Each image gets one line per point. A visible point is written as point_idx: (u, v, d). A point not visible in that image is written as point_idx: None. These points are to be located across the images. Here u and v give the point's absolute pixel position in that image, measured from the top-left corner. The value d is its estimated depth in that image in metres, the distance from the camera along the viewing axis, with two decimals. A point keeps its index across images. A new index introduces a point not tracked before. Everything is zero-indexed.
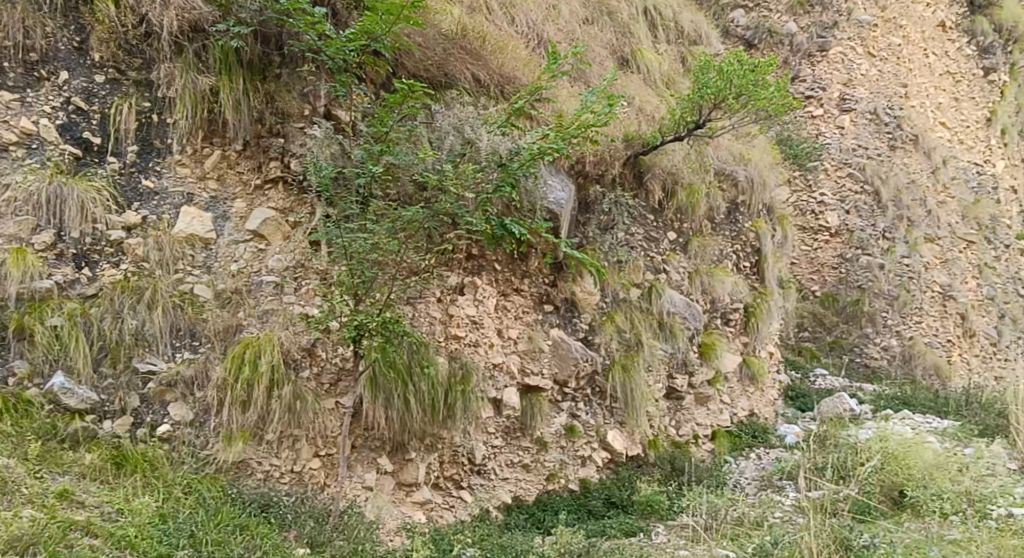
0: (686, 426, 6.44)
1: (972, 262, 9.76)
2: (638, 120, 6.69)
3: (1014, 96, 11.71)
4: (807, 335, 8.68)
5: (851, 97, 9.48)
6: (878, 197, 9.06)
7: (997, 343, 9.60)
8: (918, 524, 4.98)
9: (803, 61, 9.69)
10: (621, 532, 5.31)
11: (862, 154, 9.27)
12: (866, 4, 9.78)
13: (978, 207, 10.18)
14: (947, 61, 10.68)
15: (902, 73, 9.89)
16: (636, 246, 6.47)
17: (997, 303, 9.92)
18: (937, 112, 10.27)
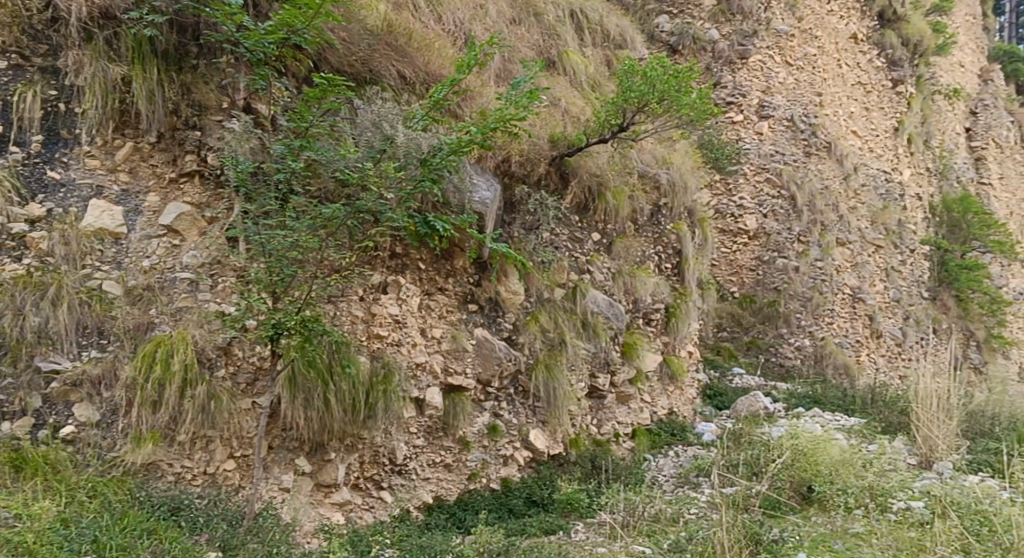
0: (607, 425, 6.53)
1: (881, 265, 10.18)
2: (563, 121, 6.75)
3: (919, 108, 12.28)
4: (726, 335, 8.90)
5: (770, 104, 9.69)
6: (794, 202, 9.33)
7: (902, 343, 10.06)
8: (823, 519, 5.25)
9: (724, 68, 9.76)
10: (540, 530, 5.36)
11: (778, 160, 9.50)
12: (784, 14, 10.06)
13: (886, 212, 10.63)
14: (858, 72, 11.06)
15: (816, 82, 10.25)
16: (560, 246, 6.52)
17: (902, 305, 10.40)
18: (850, 121, 10.68)
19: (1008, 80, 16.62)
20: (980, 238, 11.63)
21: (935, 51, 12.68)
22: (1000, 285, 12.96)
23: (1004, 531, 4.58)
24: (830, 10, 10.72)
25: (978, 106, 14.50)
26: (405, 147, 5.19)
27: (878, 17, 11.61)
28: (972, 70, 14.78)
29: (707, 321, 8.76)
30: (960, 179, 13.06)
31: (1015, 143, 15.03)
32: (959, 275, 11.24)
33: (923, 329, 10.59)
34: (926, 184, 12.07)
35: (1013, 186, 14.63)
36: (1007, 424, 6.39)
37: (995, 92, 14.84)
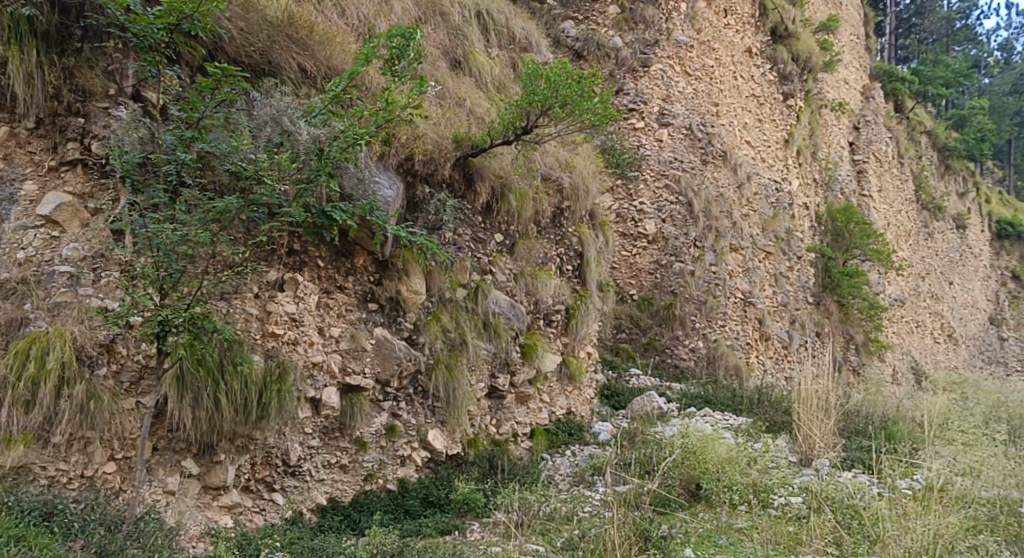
0: (506, 425, 6.57)
1: (770, 271, 10.63)
2: (468, 121, 6.74)
3: (807, 121, 12.90)
4: (625, 337, 9.08)
5: (669, 112, 9.96)
6: (690, 207, 9.61)
7: (789, 346, 10.52)
8: (710, 515, 5.48)
9: (626, 75, 9.98)
10: (436, 531, 5.36)
11: (677, 167, 9.78)
12: (684, 25, 10.40)
13: (775, 220, 11.11)
14: (752, 85, 11.50)
15: (712, 92, 10.61)
16: (463, 246, 6.52)
17: (790, 309, 10.86)
18: (743, 131, 11.09)
19: (887, 98, 17.66)
20: (861, 246, 12.26)
21: (822, 68, 13.37)
22: (878, 291, 13.73)
23: (872, 525, 4.84)
24: (727, 24, 11.17)
25: (861, 122, 15.34)
26: (303, 141, 5.11)
27: (770, 33, 12.15)
28: (855, 87, 15.65)
29: (606, 322, 8.92)
30: (844, 190, 13.77)
31: (893, 158, 15.99)
32: (841, 281, 11.84)
33: (808, 332, 11.09)
34: (813, 194, 12.67)
35: (890, 199, 15.54)
36: (879, 422, 6.76)
37: (876, 109, 15.75)
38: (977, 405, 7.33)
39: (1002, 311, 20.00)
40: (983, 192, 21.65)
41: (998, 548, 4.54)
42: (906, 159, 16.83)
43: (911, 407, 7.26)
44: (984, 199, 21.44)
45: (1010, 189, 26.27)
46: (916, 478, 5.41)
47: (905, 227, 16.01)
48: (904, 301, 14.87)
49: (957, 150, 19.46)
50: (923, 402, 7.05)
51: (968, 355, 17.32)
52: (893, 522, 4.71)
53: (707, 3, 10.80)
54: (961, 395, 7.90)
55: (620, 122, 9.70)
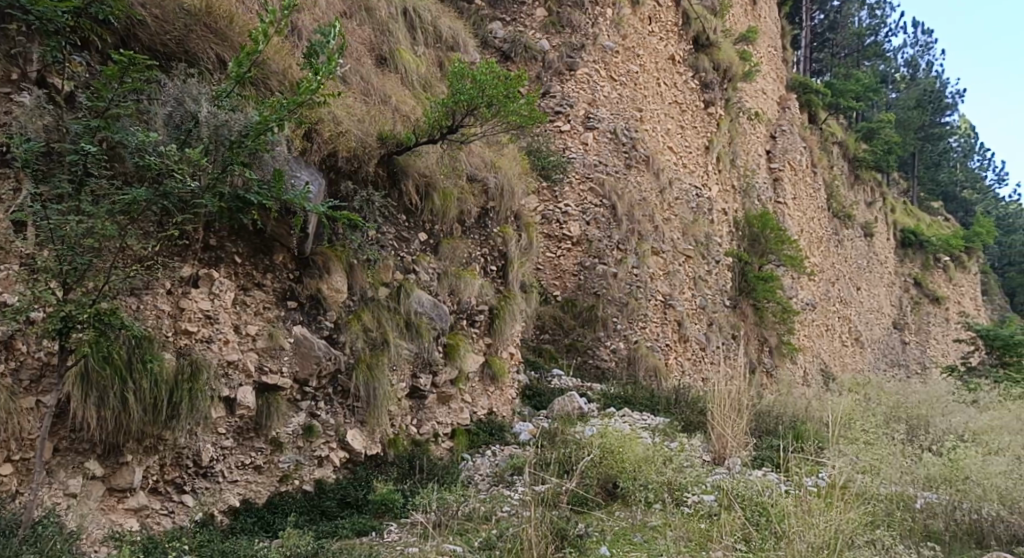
0: (427, 425, 6.53)
1: (690, 275, 10.89)
2: (394, 119, 6.68)
3: (726, 129, 13.26)
4: (548, 338, 9.11)
5: (595, 116, 10.10)
6: (614, 211, 9.75)
7: (706, 347, 10.79)
8: (626, 513, 5.58)
9: (553, 78, 10.05)
10: (352, 532, 5.29)
11: (602, 170, 9.92)
12: (610, 31, 10.57)
13: (696, 225, 11.37)
14: (675, 92, 11.76)
15: (636, 98, 10.81)
16: (386, 245, 6.45)
17: (707, 312, 11.13)
18: (666, 137, 11.33)
19: (803, 109, 18.29)
20: (776, 252, 12.69)
21: (741, 78, 13.77)
22: (791, 295, 14.21)
23: (778, 521, 5.02)
24: (651, 31, 11.43)
25: (777, 132, 15.84)
26: (207, 123, 5.10)
27: (693, 42, 12.46)
28: (772, 97, 16.16)
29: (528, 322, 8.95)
30: (760, 197, 14.20)
31: (807, 167, 16.57)
32: (756, 285, 12.19)
33: (724, 334, 11.39)
34: (731, 200, 13.01)
35: (804, 207, 16.11)
36: (788, 422, 6.99)
37: (792, 119, 16.26)
38: (878, 405, 7.67)
39: (907, 317, 20.95)
40: (889, 202, 22.64)
41: (893, 542, 4.79)
42: (819, 168, 17.47)
43: (817, 407, 7.55)
44: (890, 209, 22.42)
45: (914, 200, 27.55)
46: (821, 476, 5.60)
47: (817, 234, 16.63)
48: (815, 305, 15.44)
49: (866, 161, 20.30)
50: (827, 403, 7.33)
51: (873, 358, 18.09)
52: (797, 518, 4.83)
53: (632, 10, 11.02)
54: (865, 396, 8.26)
55: (546, 124, 9.77)
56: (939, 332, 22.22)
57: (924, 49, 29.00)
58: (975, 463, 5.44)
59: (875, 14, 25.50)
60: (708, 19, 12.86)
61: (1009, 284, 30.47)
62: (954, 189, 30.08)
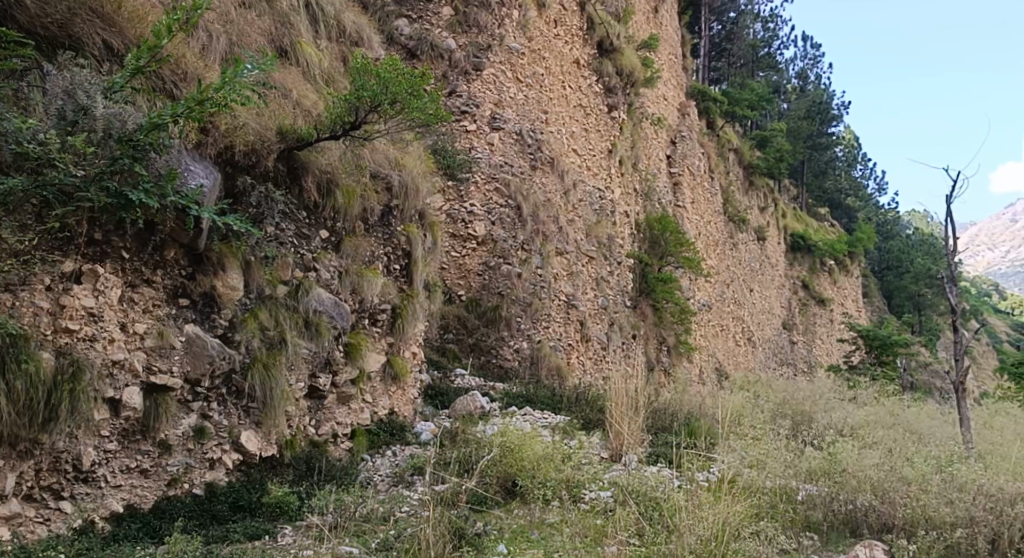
0: (325, 426, 6.38)
1: (592, 276, 11.08)
2: (294, 114, 6.54)
3: (629, 133, 13.57)
4: (451, 338, 9.03)
5: (500, 117, 10.15)
6: (518, 212, 9.83)
7: (607, 347, 10.98)
8: (524, 511, 5.63)
9: (459, 78, 10.02)
10: (245, 536, 5.15)
11: (507, 171, 9.95)
12: (516, 33, 10.70)
13: (598, 226, 11.57)
14: (579, 95, 11.98)
15: (542, 100, 10.94)
16: (285, 241, 6.26)
17: (609, 312, 11.34)
18: (571, 140, 11.51)
19: (701, 116, 18.92)
20: (675, 254, 13.08)
21: (643, 84, 14.14)
22: (688, 297, 14.63)
23: (670, 515, 5.16)
24: (557, 35, 11.64)
25: (677, 138, 16.27)
26: (104, 120, 4.97)
27: (597, 47, 12.74)
28: (673, 104, 16.62)
29: (432, 322, 8.84)
30: (661, 201, 14.56)
31: (704, 173, 17.10)
32: (656, 286, 12.52)
33: (624, 334, 11.63)
34: (633, 203, 13.27)
35: (701, 210, 16.62)
36: (681, 419, 7.20)
37: (691, 125, 16.80)
38: (765, 402, 8.00)
39: (795, 318, 21.87)
40: (780, 208, 23.65)
41: (775, 533, 5.00)
42: (715, 174, 18.09)
43: (709, 404, 7.82)
44: (780, 214, 23.45)
45: (803, 206, 28.76)
46: (711, 471, 5.82)
47: (713, 237, 17.17)
48: (711, 306, 15.94)
49: (759, 168, 21.12)
50: (718, 400, 7.61)
51: (765, 357, 18.80)
52: (688, 512, 4.99)
53: (537, 14, 11.19)
54: (754, 393, 8.61)
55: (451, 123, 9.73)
56: (824, 332, 23.25)
57: (812, 62, 30.13)
58: (850, 457, 5.77)
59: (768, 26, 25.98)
60: (612, 25, 13.16)
61: (887, 287, 32.03)
62: (840, 196, 31.53)
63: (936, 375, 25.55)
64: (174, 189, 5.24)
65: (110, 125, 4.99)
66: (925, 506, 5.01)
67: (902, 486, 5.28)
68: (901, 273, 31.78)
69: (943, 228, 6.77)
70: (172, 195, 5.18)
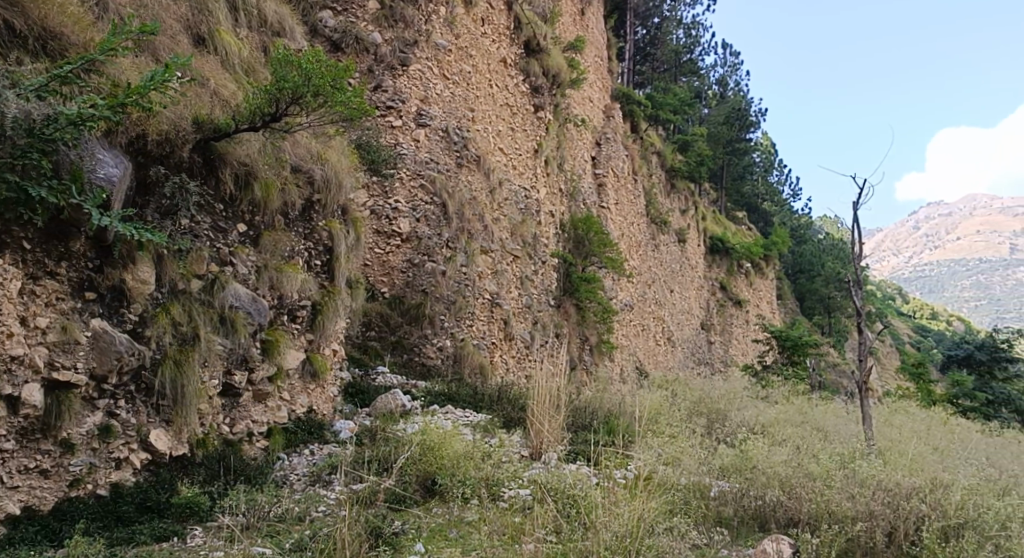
0: (241, 424, 6.15)
1: (517, 274, 11.13)
2: (211, 105, 6.36)
3: (555, 134, 13.70)
4: (374, 335, 8.89)
5: (426, 113, 10.08)
6: (443, 209, 9.80)
7: (530, 345, 11.05)
8: (443, 509, 5.62)
9: (385, 72, 9.88)
10: (151, 537, 5.00)
11: (433, 168, 9.90)
12: (442, 30, 10.69)
13: (524, 225, 11.63)
14: (506, 94, 12.04)
15: (468, 98, 10.95)
16: (200, 235, 6.07)
17: (532, 311, 11.42)
18: (497, 138, 11.55)
19: (626, 119, 19.25)
20: (599, 254, 13.27)
21: (569, 85, 14.29)
22: (610, 296, 14.85)
23: (587, 512, 5.21)
24: (483, 33, 11.69)
25: (602, 139, 16.47)
26: (12, 117, 4.80)
27: (523, 46, 12.82)
28: (598, 105, 16.86)
29: (353, 319, 8.67)
30: (586, 202, 14.72)
31: (628, 175, 17.37)
32: (579, 285, 12.65)
33: (548, 333, 11.71)
34: (558, 203, 13.39)
35: (624, 212, 16.88)
36: (601, 417, 7.28)
37: (616, 128, 17.08)
38: (680, 400, 8.16)
39: (713, 318, 22.44)
40: (700, 210, 24.24)
41: (688, 529, 5.11)
42: (639, 176, 18.42)
43: (628, 403, 7.94)
44: (700, 217, 24.05)
45: (722, 209, 29.50)
46: (629, 468, 5.91)
47: (636, 238, 17.50)
48: (632, 306, 16.20)
49: (681, 172, 21.60)
50: (637, 398, 7.75)
51: (683, 356, 19.21)
52: (605, 509, 5.03)
53: (464, 11, 11.25)
54: (670, 391, 8.80)
55: (376, 118, 9.57)
56: (740, 332, 23.89)
57: (731, 69, 30.91)
58: (761, 454, 5.96)
59: (691, 32, 26.46)
60: (539, 26, 13.28)
61: (799, 289, 33.15)
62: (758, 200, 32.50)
63: (845, 375, 26.65)
64: (83, 186, 5.18)
65: (19, 124, 4.82)
66: (828, 501, 5.19)
67: (807, 482, 5.46)
68: (812, 276, 32.94)
69: (850, 233, 7.03)
70: (78, 194, 5.12)
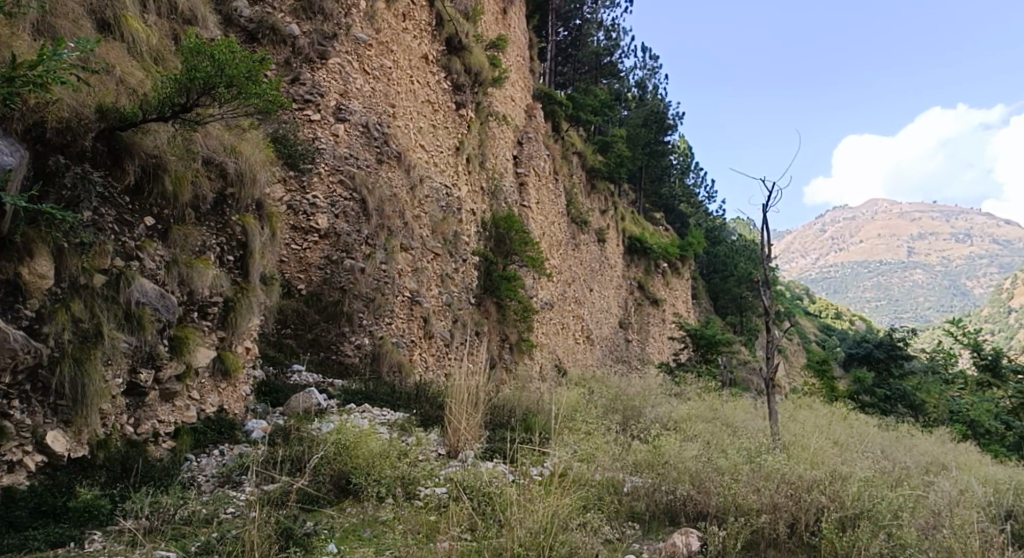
0: (146, 424, 5.92)
1: (437, 272, 11.09)
2: (116, 92, 6.12)
3: (477, 132, 13.71)
4: (289, 332, 8.70)
5: (346, 108, 9.95)
6: (363, 205, 9.70)
7: (450, 343, 11.03)
8: (357, 509, 5.54)
9: (303, 65, 9.68)
10: (45, 544, 4.79)
11: (352, 163, 9.77)
12: (363, 24, 10.57)
13: (445, 223, 11.60)
14: (427, 91, 12.00)
15: (389, 94, 10.88)
16: (104, 228, 5.83)
17: (453, 309, 11.40)
18: (418, 135, 11.49)
19: (547, 119, 19.42)
20: (520, 253, 13.34)
21: (492, 84, 14.32)
22: (530, 294, 14.96)
23: (502, 509, 5.20)
24: (405, 29, 11.63)
25: (524, 139, 16.57)
26: None
27: (445, 43, 12.80)
28: (520, 105, 16.97)
29: (268, 315, 8.46)
30: (507, 200, 14.77)
31: (549, 175, 17.54)
32: (500, 284, 12.69)
33: (469, 331, 11.71)
34: (479, 201, 13.41)
35: (546, 211, 17.04)
36: (518, 415, 7.35)
37: (537, 127, 17.20)
38: (597, 397, 8.29)
39: (631, 317, 22.87)
40: (619, 211, 24.65)
41: (600, 524, 5.17)
42: (560, 176, 18.61)
43: (546, 400, 8.02)
44: (620, 218, 24.49)
45: (642, 210, 30.07)
46: (544, 465, 5.96)
47: (556, 237, 17.68)
48: (552, 305, 16.35)
49: (602, 172, 21.95)
50: (555, 394, 7.85)
51: (602, 354, 19.52)
52: (520, 506, 5.02)
53: (385, 6, 11.16)
54: (587, 388, 8.93)
55: (293, 111, 9.37)
56: (658, 331, 24.38)
57: (652, 73, 31.48)
58: (672, 450, 6.12)
59: (613, 35, 26.84)
60: (461, 23, 13.27)
61: (714, 289, 34.02)
62: (677, 202, 33.24)
63: (756, 373, 27.55)
64: None
65: None
66: (735, 495, 5.34)
67: (716, 476, 5.62)
68: (726, 276, 33.87)
69: (759, 234, 7.26)
70: None
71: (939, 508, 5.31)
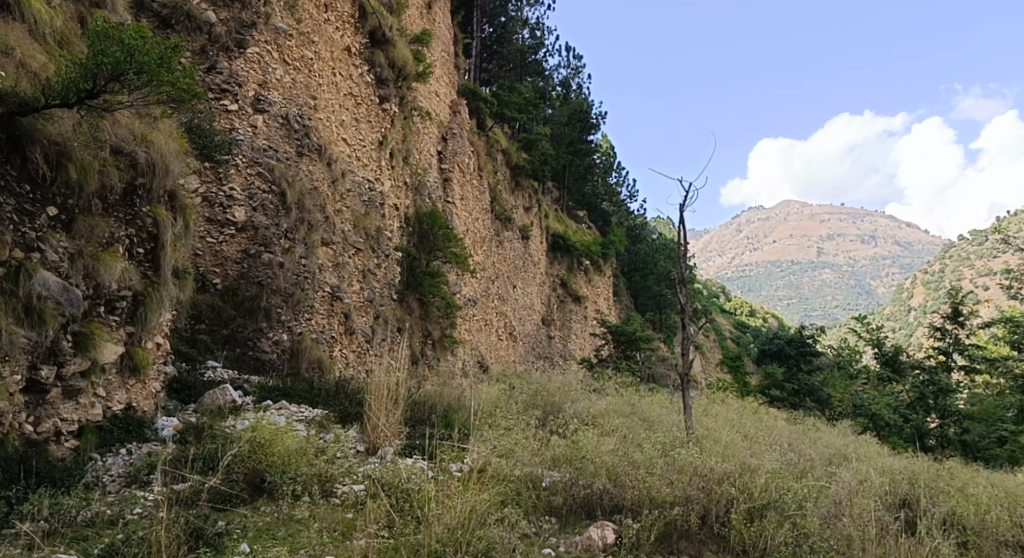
0: (46, 423, 5.66)
1: (359, 267, 10.97)
2: (15, 76, 5.91)
3: (401, 126, 13.60)
4: (203, 327, 8.49)
5: (265, 99, 9.75)
6: (282, 198, 9.52)
7: (371, 339, 10.92)
8: (271, 507, 5.42)
9: (220, 54, 9.40)
10: None
11: (271, 156, 9.58)
12: (283, 13, 10.35)
13: (367, 218, 11.48)
14: (349, 84, 11.86)
15: (311, 85, 10.71)
16: (3, 219, 5.60)
17: (374, 305, 11.29)
18: (340, 128, 11.34)
19: (471, 115, 19.41)
20: (443, 250, 13.33)
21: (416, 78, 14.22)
22: (454, 291, 14.95)
23: (420, 506, 5.14)
24: (326, 20, 11.44)
25: (448, 135, 16.53)
26: None
27: (368, 36, 12.65)
28: (444, 100, 16.91)
29: (180, 310, 8.22)
30: (432, 196, 14.71)
31: (473, 171, 17.57)
32: (423, 280, 12.64)
33: (391, 327, 11.62)
34: (403, 196, 13.32)
35: (470, 207, 17.06)
36: (438, 411, 7.34)
37: (462, 123, 17.18)
38: (519, 393, 8.34)
39: (554, 314, 23.10)
40: (544, 209, 24.85)
41: (518, 519, 5.19)
42: (485, 173, 18.64)
43: (465, 396, 8.03)
44: (544, 215, 24.69)
45: (565, 208, 30.40)
46: (464, 462, 5.95)
47: (480, 234, 17.72)
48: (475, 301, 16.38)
49: (525, 169, 22.13)
50: (474, 390, 7.87)
51: (524, 351, 19.67)
52: (438, 503, 4.97)
53: None
54: (508, 385, 8.97)
55: (210, 101, 9.09)
56: (580, 328, 24.71)
57: (575, 73, 31.79)
58: (590, 444, 6.20)
59: (537, 33, 27.02)
60: (385, 16, 13.14)
61: (636, 287, 34.67)
62: (602, 201, 33.69)
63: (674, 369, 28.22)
64: None
65: None
66: (650, 487, 5.47)
67: (632, 470, 5.73)
68: (646, 274, 34.56)
69: (678, 232, 7.41)
70: None
71: (841, 497, 5.53)
